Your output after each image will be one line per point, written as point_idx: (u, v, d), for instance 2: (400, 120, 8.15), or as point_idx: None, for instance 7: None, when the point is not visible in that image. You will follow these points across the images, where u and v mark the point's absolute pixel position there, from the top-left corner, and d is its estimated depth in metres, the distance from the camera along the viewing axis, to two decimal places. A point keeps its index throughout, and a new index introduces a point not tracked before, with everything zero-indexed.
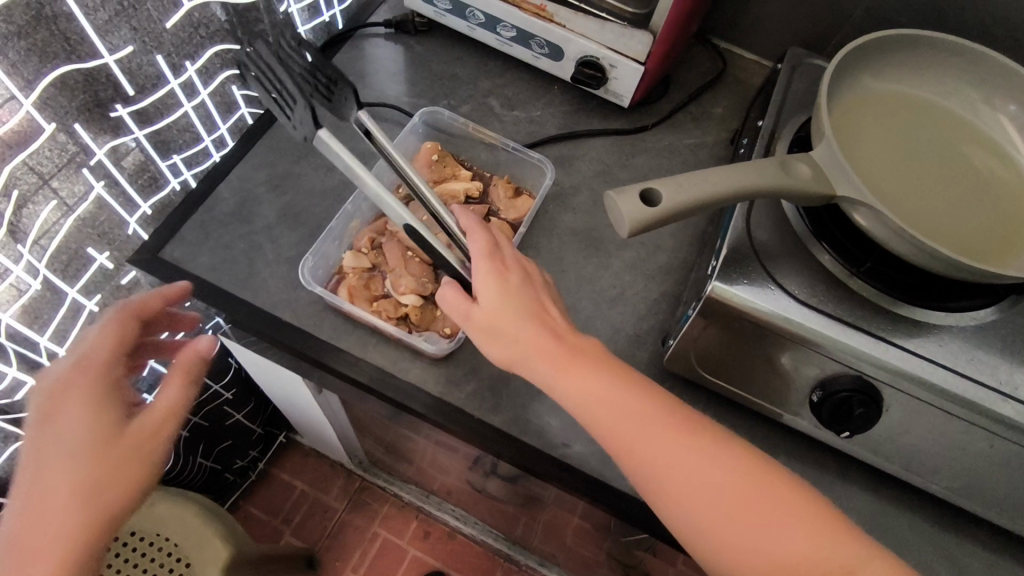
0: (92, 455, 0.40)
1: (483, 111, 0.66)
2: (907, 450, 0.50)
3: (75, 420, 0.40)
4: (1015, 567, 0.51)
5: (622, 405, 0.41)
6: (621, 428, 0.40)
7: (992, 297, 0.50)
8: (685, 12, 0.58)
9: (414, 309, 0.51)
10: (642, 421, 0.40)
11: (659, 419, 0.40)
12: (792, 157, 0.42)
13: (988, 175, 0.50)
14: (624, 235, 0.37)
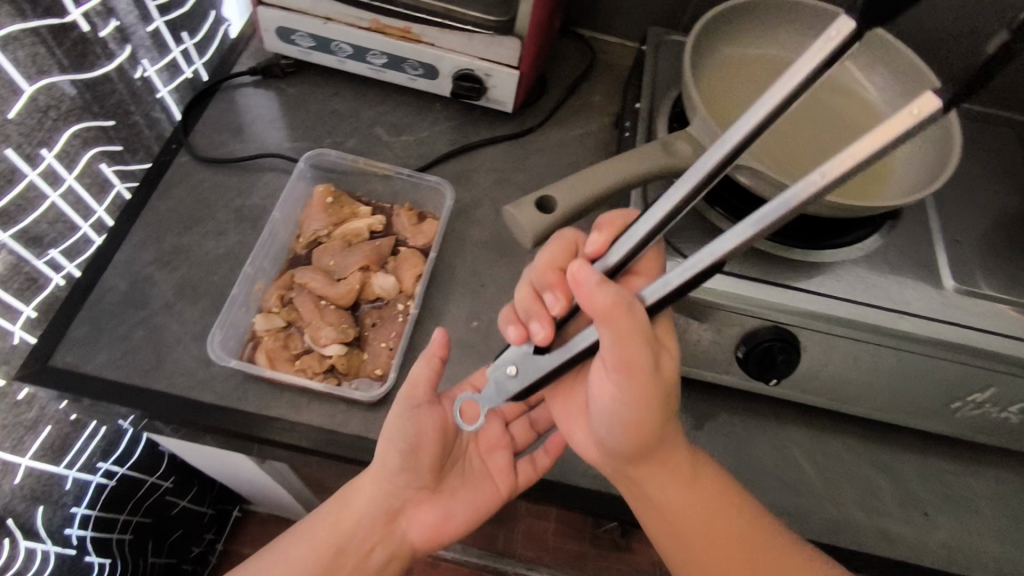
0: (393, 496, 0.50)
1: (370, 142, 0.65)
2: (831, 383, 0.53)
3: (408, 422, 0.47)
4: (942, 462, 0.56)
5: (722, 518, 0.45)
6: (700, 536, 0.45)
7: (871, 227, 0.54)
8: (547, 12, 0.60)
9: (340, 359, 0.50)
10: (720, 532, 0.45)
11: (737, 529, 0.45)
12: (675, 136, 0.43)
13: (845, 117, 0.54)
14: (530, 246, 0.37)
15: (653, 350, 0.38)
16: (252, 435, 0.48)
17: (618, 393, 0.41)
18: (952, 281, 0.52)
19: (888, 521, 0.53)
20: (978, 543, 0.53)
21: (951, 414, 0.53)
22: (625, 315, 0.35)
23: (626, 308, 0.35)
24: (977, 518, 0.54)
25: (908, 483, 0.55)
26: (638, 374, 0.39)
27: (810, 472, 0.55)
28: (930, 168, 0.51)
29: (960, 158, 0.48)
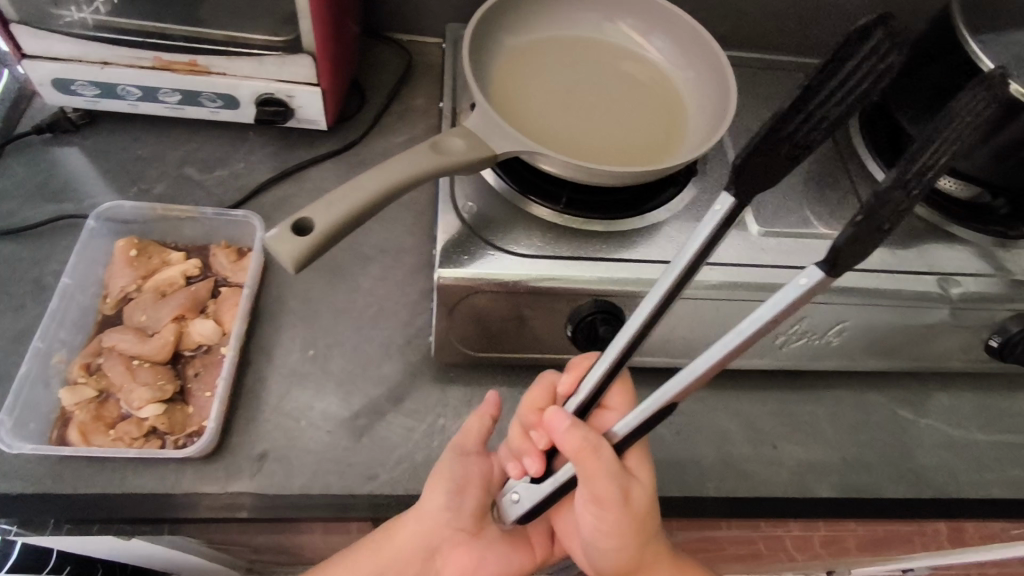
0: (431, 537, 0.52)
1: (181, 184, 0.62)
2: (664, 341, 0.55)
3: (454, 467, 0.48)
4: (783, 394, 0.59)
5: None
6: None
7: (677, 184, 0.57)
8: (334, 24, 0.58)
9: (159, 419, 0.48)
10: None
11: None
12: (443, 134, 0.43)
13: (633, 81, 0.57)
14: (296, 271, 0.36)
15: (624, 485, 0.43)
16: (72, 520, 0.45)
17: (598, 520, 0.46)
18: (756, 226, 0.55)
19: (741, 461, 0.55)
20: (823, 463, 0.56)
21: (779, 349, 0.56)
22: (593, 455, 0.40)
23: (594, 450, 0.40)
24: (819, 439, 0.57)
25: (755, 420, 0.58)
26: (609, 504, 0.44)
27: (663, 430, 0.56)
28: (713, 118, 0.54)
29: (737, 94, 0.51)
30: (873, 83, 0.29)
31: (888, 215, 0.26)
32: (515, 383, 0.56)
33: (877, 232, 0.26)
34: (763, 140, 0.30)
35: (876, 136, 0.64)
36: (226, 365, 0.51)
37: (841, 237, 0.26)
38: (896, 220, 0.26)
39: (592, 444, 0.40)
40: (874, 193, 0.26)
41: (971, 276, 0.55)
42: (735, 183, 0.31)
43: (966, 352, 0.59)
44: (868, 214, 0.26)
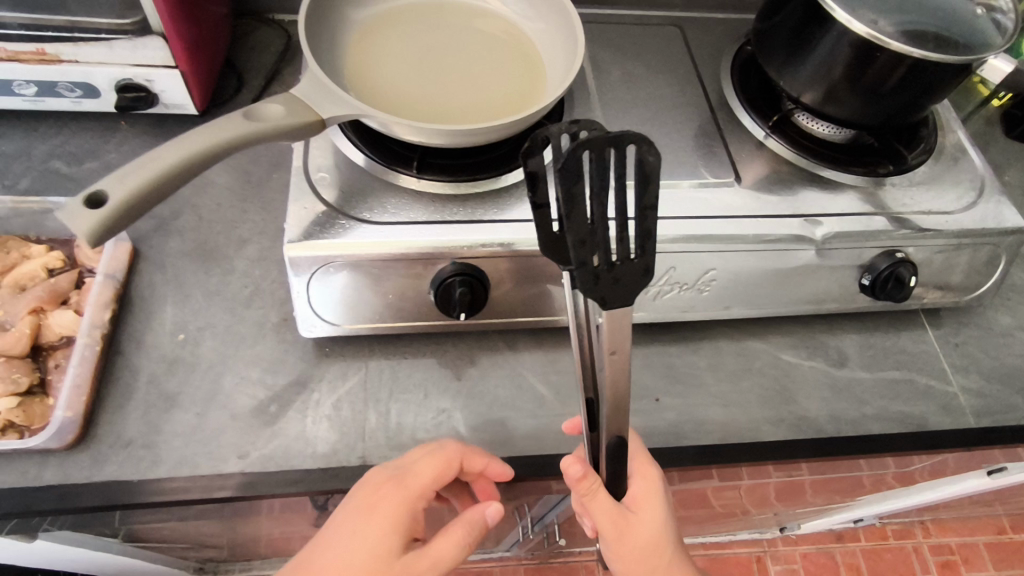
0: (315, 553, 0.46)
1: (49, 178, 0.61)
2: (537, 302, 0.55)
3: (422, 475, 0.47)
4: (668, 347, 0.59)
5: None
6: None
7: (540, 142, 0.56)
8: (186, 4, 0.57)
9: (13, 412, 0.48)
10: None
11: None
12: (260, 102, 0.42)
13: (487, 36, 0.57)
14: (95, 245, 0.36)
15: (617, 513, 0.47)
16: None
17: (614, 552, 0.49)
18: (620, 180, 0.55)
19: None
20: (706, 413, 0.56)
21: (652, 303, 0.56)
22: (594, 498, 0.46)
23: (587, 482, 0.45)
24: (702, 389, 0.58)
25: (639, 374, 0.58)
26: (618, 530, 0.48)
27: (544, 390, 0.56)
28: (563, 69, 0.54)
29: (581, 29, 0.52)
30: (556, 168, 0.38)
31: (604, 267, 0.38)
32: (394, 354, 0.56)
33: (615, 280, 0.38)
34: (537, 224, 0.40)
35: (749, 85, 0.64)
36: (84, 353, 0.50)
37: (590, 292, 0.38)
38: (643, 256, 0.38)
39: (593, 479, 0.46)
40: (602, 253, 0.38)
41: (836, 217, 0.56)
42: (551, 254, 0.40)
43: (841, 293, 0.59)
44: (587, 273, 0.38)
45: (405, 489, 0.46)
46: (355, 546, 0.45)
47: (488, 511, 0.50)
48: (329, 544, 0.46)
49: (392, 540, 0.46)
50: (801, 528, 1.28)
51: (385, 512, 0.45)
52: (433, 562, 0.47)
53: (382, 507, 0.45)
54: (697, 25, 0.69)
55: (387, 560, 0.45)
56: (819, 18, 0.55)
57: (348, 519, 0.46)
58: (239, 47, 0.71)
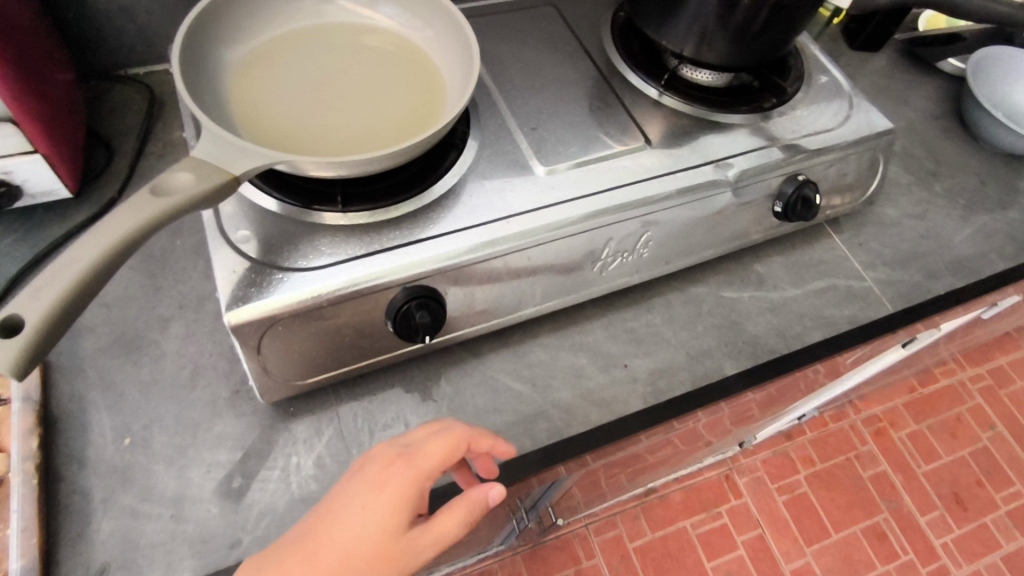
0: (309, 534, 0.41)
1: None
2: (495, 303, 0.55)
3: (434, 447, 0.44)
4: (621, 314, 0.62)
5: None
6: None
7: (456, 147, 0.56)
8: (28, 81, 0.51)
9: None
10: None
11: None
12: (165, 174, 0.39)
13: (376, 52, 0.56)
14: (23, 376, 0.31)
15: None
16: None
17: None
18: (542, 166, 0.56)
19: (599, 390, 0.57)
20: (673, 364, 0.59)
21: (600, 276, 0.58)
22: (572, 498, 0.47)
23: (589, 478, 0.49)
24: (663, 344, 0.61)
25: (602, 346, 0.60)
26: None
27: (520, 386, 0.57)
28: (461, 71, 0.53)
29: (469, 26, 0.52)
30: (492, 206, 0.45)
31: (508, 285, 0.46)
32: (362, 394, 0.54)
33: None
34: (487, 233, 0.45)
35: (632, 49, 0.67)
36: (20, 493, 0.45)
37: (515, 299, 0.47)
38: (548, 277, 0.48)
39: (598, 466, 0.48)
40: None
41: (742, 155, 0.60)
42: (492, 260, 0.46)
43: (759, 223, 0.64)
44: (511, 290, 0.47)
45: (422, 462, 0.43)
46: (362, 521, 0.41)
47: (492, 493, 0.45)
48: (328, 521, 0.41)
49: (398, 512, 0.41)
50: (757, 439, 1.38)
51: (395, 487, 0.42)
52: (432, 538, 0.42)
53: (394, 481, 0.42)
54: (568, 0, 0.71)
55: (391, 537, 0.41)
56: None
57: (357, 495, 0.42)
58: (97, 113, 0.65)
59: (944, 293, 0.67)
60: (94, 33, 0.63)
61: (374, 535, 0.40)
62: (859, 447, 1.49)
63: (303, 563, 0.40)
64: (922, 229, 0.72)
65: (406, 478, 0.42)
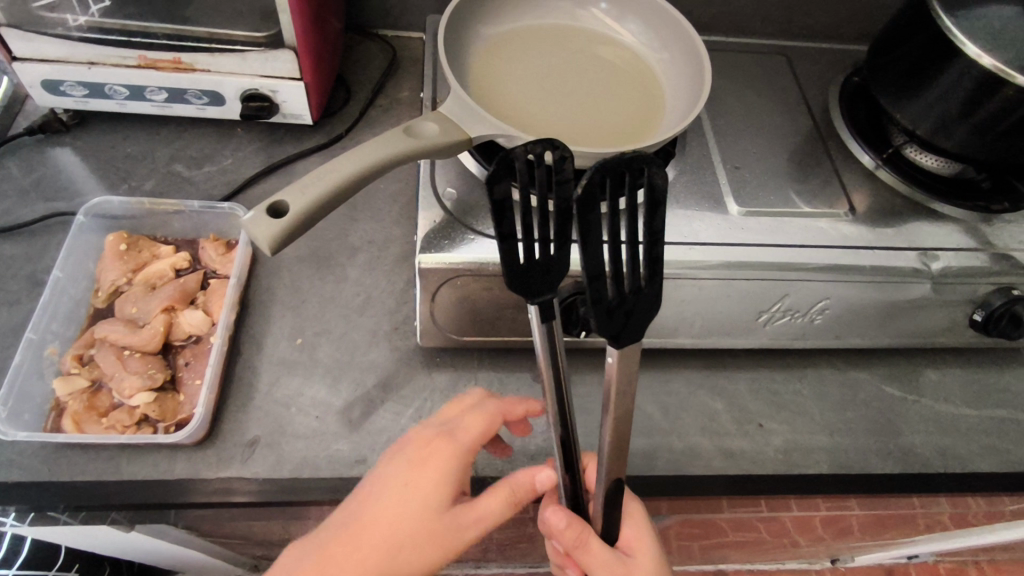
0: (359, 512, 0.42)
1: (170, 180, 0.63)
2: (652, 322, 0.55)
3: (470, 425, 0.45)
4: (769, 373, 0.60)
5: None
6: None
7: (657, 165, 0.57)
8: (315, 19, 0.60)
9: (150, 406, 0.49)
10: None
11: None
12: (417, 120, 0.44)
13: (611, 61, 0.59)
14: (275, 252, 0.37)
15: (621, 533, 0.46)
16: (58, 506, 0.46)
17: None
18: (736, 206, 0.56)
19: (728, 440, 0.56)
20: (811, 442, 0.56)
21: (762, 329, 0.57)
22: (589, 550, 0.44)
23: (588, 538, 0.44)
24: (806, 417, 0.58)
25: (741, 399, 0.58)
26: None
27: (649, 409, 0.56)
28: (688, 96, 0.55)
29: (708, 57, 0.53)
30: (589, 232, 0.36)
31: (615, 301, 0.38)
32: (503, 366, 0.57)
33: (628, 315, 0.39)
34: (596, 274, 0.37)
35: (857, 115, 0.65)
36: (216, 353, 0.52)
37: (606, 327, 0.38)
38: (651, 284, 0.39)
39: (582, 527, 0.44)
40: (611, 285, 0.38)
41: (953, 251, 0.56)
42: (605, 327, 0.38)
43: (950, 328, 0.59)
44: (603, 310, 0.38)
45: (462, 445, 0.44)
46: (407, 499, 0.42)
47: (539, 476, 0.45)
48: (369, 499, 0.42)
49: (439, 489, 0.42)
50: (853, 562, 1.25)
51: (435, 470, 0.43)
52: (476, 523, 0.43)
53: (436, 466, 0.43)
54: (800, 56, 0.71)
55: (436, 520, 0.42)
56: (944, 52, 0.55)
57: (399, 477, 0.42)
58: (348, 61, 0.74)
59: None
60: None
61: (422, 517, 0.42)
62: None
63: (353, 536, 0.41)
64: None
65: (445, 456, 0.43)
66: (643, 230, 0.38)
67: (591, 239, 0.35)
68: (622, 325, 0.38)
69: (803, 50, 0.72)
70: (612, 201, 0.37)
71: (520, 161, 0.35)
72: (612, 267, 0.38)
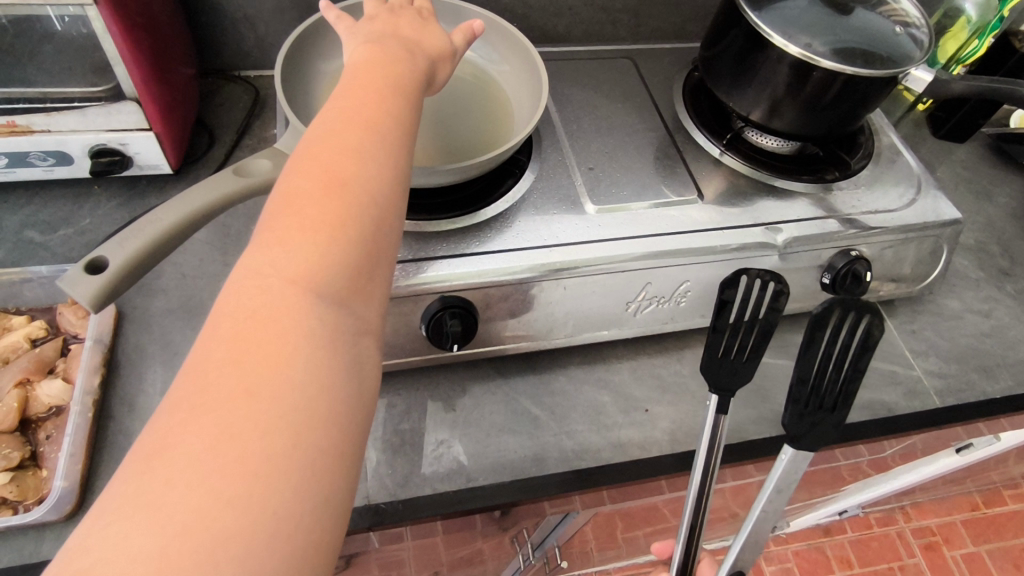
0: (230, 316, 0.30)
1: (23, 247, 0.61)
2: (528, 326, 0.57)
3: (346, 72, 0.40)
4: (650, 359, 0.62)
5: None
6: None
7: (514, 175, 0.59)
8: (157, 68, 0.59)
9: (7, 488, 0.46)
10: None
11: None
12: (248, 159, 0.44)
13: (456, 79, 0.60)
14: (98, 308, 0.36)
15: None
16: None
17: None
18: (592, 205, 0.58)
19: (618, 429, 0.58)
20: (695, 418, 0.59)
21: (634, 317, 0.59)
22: None
23: None
24: (690, 396, 0.61)
25: (628, 388, 0.60)
26: None
27: (538, 411, 0.58)
28: (531, 106, 0.57)
29: (545, 70, 0.56)
30: (828, 360, 0.51)
31: (805, 406, 0.50)
32: (390, 390, 0.57)
33: (813, 424, 0.49)
34: (799, 380, 0.50)
35: (700, 107, 0.69)
36: (75, 422, 0.49)
37: (790, 425, 0.49)
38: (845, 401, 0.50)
39: None
40: (819, 390, 0.50)
41: (794, 222, 0.60)
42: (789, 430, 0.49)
43: (807, 293, 0.64)
44: (796, 411, 0.49)
45: (350, 109, 0.37)
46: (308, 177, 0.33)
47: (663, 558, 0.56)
48: (263, 275, 0.31)
49: (378, 98, 0.38)
50: (791, 528, 1.29)
51: (346, 166, 0.34)
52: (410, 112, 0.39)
53: (328, 126, 0.36)
54: (647, 58, 0.75)
55: (364, 150, 0.35)
56: (758, 43, 0.59)
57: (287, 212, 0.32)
58: (208, 105, 0.73)
59: (998, 397, 0.64)
60: (218, 35, 0.72)
61: (329, 227, 0.32)
62: (904, 559, 1.39)
63: (313, 193, 0.33)
64: (983, 327, 0.69)
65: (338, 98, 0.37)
66: (849, 348, 0.51)
67: (815, 345, 0.51)
68: (806, 427, 0.49)
69: (651, 53, 0.76)
70: (837, 329, 0.51)
71: (750, 280, 0.54)
72: (820, 372, 0.51)
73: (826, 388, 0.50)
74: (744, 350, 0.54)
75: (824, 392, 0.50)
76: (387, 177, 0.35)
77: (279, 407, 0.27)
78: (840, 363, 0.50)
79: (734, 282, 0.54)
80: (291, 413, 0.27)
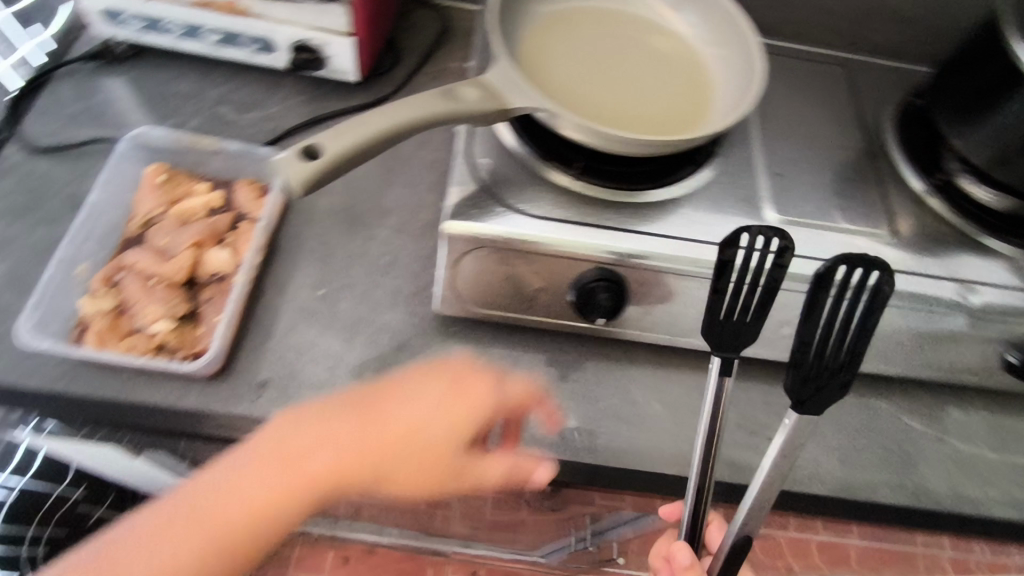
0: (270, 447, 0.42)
1: (214, 121, 0.64)
2: (672, 320, 0.55)
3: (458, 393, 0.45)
4: (785, 387, 0.58)
5: None
6: None
7: (696, 163, 0.56)
8: None
9: (170, 334, 0.51)
10: None
11: None
12: (458, 83, 0.44)
13: (664, 50, 0.58)
14: (305, 192, 0.38)
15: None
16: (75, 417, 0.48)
17: None
18: (773, 214, 0.54)
19: (734, 449, 0.55)
20: (819, 461, 0.55)
21: (783, 340, 0.55)
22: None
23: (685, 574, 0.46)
24: (819, 437, 0.56)
25: (753, 410, 0.57)
26: None
27: (657, 406, 0.56)
28: (737, 94, 0.53)
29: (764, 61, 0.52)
30: (843, 330, 0.39)
31: (815, 373, 0.40)
32: (516, 344, 0.57)
33: (819, 390, 0.39)
34: (802, 342, 0.40)
35: (914, 137, 0.63)
36: (238, 291, 0.53)
37: (793, 393, 0.39)
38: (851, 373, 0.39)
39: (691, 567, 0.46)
40: (824, 358, 0.40)
41: (995, 287, 0.53)
42: (796, 395, 0.39)
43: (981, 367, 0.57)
44: (797, 375, 0.40)
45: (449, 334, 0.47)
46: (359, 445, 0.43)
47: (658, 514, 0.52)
48: (288, 474, 0.41)
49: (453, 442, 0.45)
50: None
51: (406, 442, 0.44)
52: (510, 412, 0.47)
53: (423, 414, 0.44)
54: (862, 72, 0.69)
55: (439, 457, 0.45)
56: (1012, 79, 0.52)
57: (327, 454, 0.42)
58: (402, 25, 0.74)
59: None
60: None
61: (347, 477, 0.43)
62: None
63: (366, 454, 0.43)
64: None
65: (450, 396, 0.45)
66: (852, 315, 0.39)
67: (814, 307, 0.40)
68: (809, 395, 0.39)
69: (866, 67, 0.70)
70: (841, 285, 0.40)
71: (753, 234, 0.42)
72: (819, 340, 0.40)
73: (805, 356, 0.40)
74: (750, 310, 0.43)
75: (827, 360, 0.40)
76: (436, 439, 0.45)
77: (271, 519, 0.42)
78: (832, 333, 0.39)
79: (826, 283, 0.39)
80: (269, 522, 0.41)
